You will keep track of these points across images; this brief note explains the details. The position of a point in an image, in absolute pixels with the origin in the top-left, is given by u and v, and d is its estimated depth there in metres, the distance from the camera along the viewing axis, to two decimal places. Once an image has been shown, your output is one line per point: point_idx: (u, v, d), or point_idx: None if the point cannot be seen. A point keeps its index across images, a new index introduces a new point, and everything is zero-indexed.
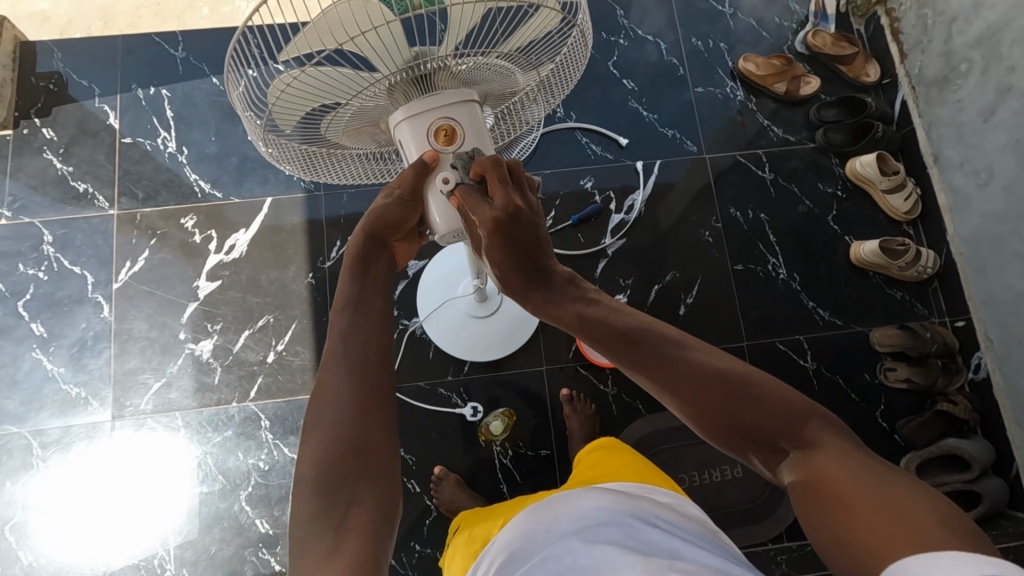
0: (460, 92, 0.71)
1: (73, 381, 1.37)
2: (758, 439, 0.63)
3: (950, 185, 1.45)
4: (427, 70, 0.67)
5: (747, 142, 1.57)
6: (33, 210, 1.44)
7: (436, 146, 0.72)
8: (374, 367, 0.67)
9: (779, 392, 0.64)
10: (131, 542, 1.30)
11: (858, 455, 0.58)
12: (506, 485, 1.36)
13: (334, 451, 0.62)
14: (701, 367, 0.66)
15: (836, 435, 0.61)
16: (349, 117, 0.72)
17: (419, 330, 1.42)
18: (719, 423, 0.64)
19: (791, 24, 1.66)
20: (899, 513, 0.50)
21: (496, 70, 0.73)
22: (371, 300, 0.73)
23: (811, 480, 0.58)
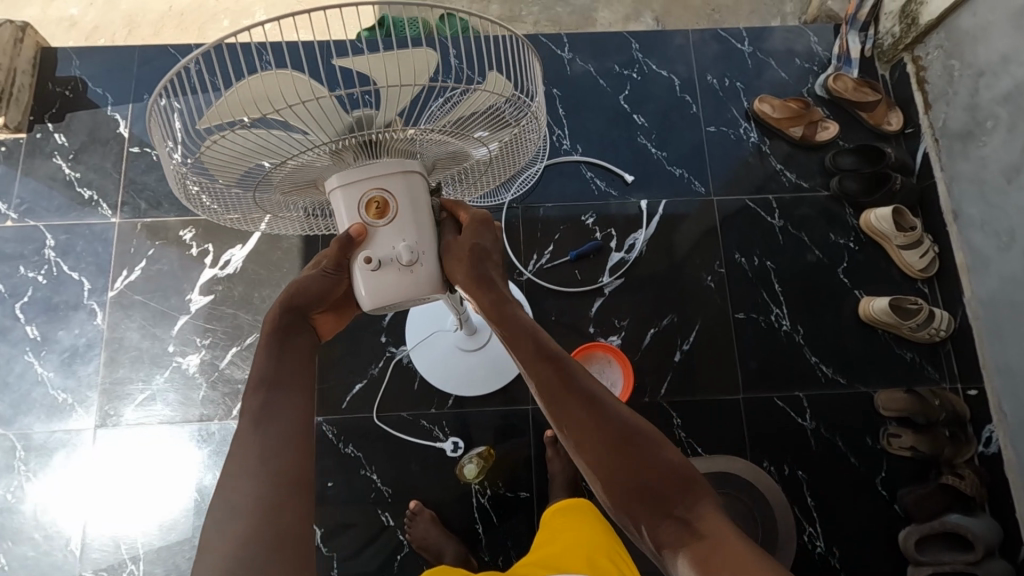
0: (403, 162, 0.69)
1: (61, 386, 1.38)
2: (648, 499, 0.67)
3: (969, 244, 1.38)
4: (371, 139, 0.63)
5: (757, 186, 1.52)
6: (39, 214, 1.47)
7: (364, 218, 0.70)
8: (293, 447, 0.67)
9: (676, 462, 0.69)
10: (103, 553, 1.30)
11: (734, 539, 0.62)
12: (482, 526, 1.32)
13: (250, 532, 0.60)
14: (608, 418, 0.71)
15: (720, 519, 0.65)
16: (285, 176, 0.69)
17: (405, 359, 1.40)
18: (618, 477, 0.69)
19: (812, 67, 1.61)
20: None
21: (444, 142, 0.70)
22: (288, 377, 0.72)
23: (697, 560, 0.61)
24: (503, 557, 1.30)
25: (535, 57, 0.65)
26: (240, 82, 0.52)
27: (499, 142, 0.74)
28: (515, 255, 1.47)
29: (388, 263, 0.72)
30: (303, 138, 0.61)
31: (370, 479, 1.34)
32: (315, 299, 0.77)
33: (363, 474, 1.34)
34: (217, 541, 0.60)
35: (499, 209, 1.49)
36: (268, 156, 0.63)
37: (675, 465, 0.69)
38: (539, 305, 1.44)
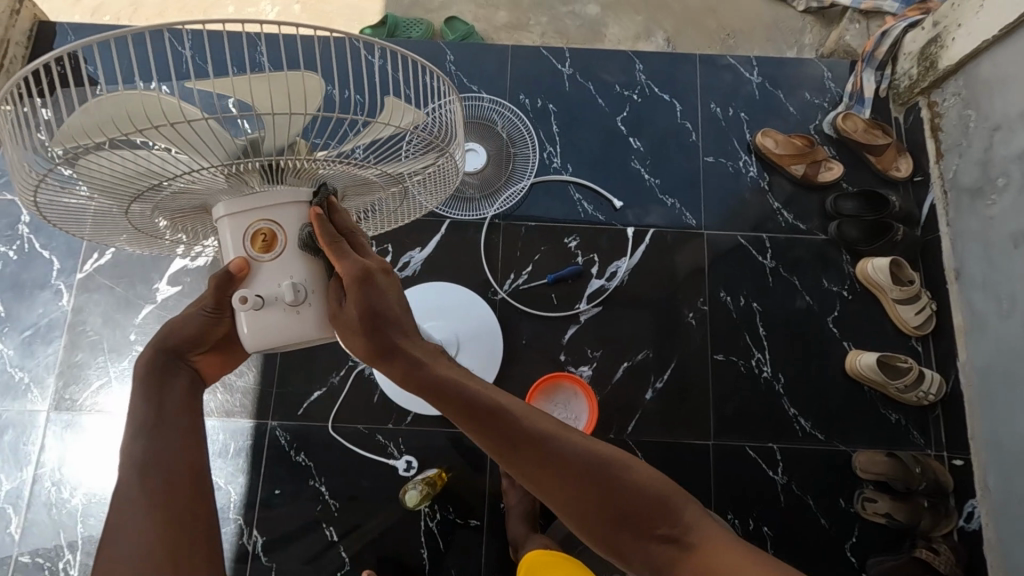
0: (296, 194, 0.62)
1: (20, 365, 1.36)
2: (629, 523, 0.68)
3: (970, 306, 1.31)
4: (268, 165, 0.56)
5: (751, 223, 1.46)
6: (16, 188, 1.45)
7: (249, 253, 0.62)
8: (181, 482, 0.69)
9: (649, 478, 0.69)
10: (40, 540, 1.27)
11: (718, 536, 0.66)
12: (427, 550, 1.27)
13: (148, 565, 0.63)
14: (566, 460, 0.68)
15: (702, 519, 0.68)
16: (167, 199, 0.61)
17: (367, 370, 1.36)
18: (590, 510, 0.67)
19: (822, 103, 1.54)
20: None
21: (349, 177, 0.63)
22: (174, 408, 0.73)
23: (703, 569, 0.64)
24: None
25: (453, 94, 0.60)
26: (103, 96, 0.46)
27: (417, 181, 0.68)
28: (492, 273, 1.42)
29: (271, 301, 0.63)
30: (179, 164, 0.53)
31: (318, 490, 1.30)
32: (186, 342, 0.74)
33: (311, 485, 1.30)
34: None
35: (481, 224, 1.45)
36: (142, 180, 0.56)
37: (645, 485, 0.69)
38: (510, 327, 1.39)
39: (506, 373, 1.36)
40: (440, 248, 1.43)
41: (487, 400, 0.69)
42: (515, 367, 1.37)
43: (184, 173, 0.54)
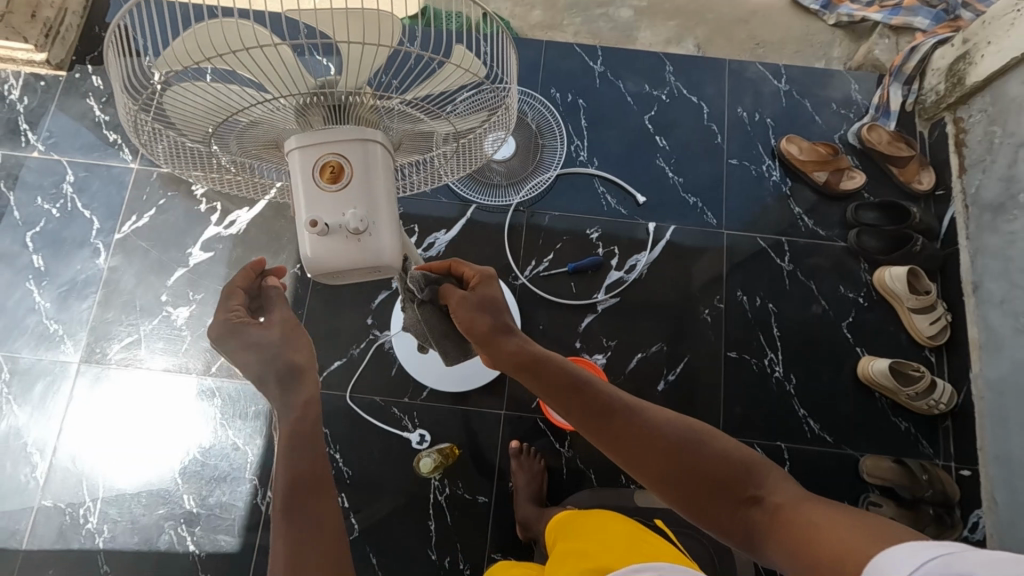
0: (363, 131, 0.61)
1: (55, 318, 1.41)
2: (711, 487, 0.70)
3: (986, 320, 1.31)
4: (340, 101, 0.59)
5: (772, 226, 1.48)
6: (63, 149, 1.51)
7: (317, 183, 0.61)
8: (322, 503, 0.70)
9: (730, 448, 0.72)
10: (63, 486, 1.32)
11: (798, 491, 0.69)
12: (434, 524, 1.30)
13: None
14: (648, 429, 0.74)
15: (784, 483, 0.70)
16: (243, 133, 0.64)
17: (387, 345, 1.40)
18: (674, 475, 0.71)
19: (848, 114, 1.57)
20: (858, 518, 0.60)
21: (408, 123, 0.64)
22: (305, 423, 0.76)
23: (786, 525, 0.65)
24: (450, 558, 1.28)
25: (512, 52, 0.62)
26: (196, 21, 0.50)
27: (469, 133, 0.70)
28: (513, 259, 1.45)
29: (335, 228, 0.61)
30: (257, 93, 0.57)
31: (332, 457, 1.33)
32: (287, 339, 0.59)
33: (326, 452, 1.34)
34: None
35: (506, 211, 1.48)
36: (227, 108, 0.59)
37: (725, 453, 0.72)
38: (528, 312, 1.42)
39: None
40: (465, 231, 1.47)
41: (577, 373, 0.80)
42: None
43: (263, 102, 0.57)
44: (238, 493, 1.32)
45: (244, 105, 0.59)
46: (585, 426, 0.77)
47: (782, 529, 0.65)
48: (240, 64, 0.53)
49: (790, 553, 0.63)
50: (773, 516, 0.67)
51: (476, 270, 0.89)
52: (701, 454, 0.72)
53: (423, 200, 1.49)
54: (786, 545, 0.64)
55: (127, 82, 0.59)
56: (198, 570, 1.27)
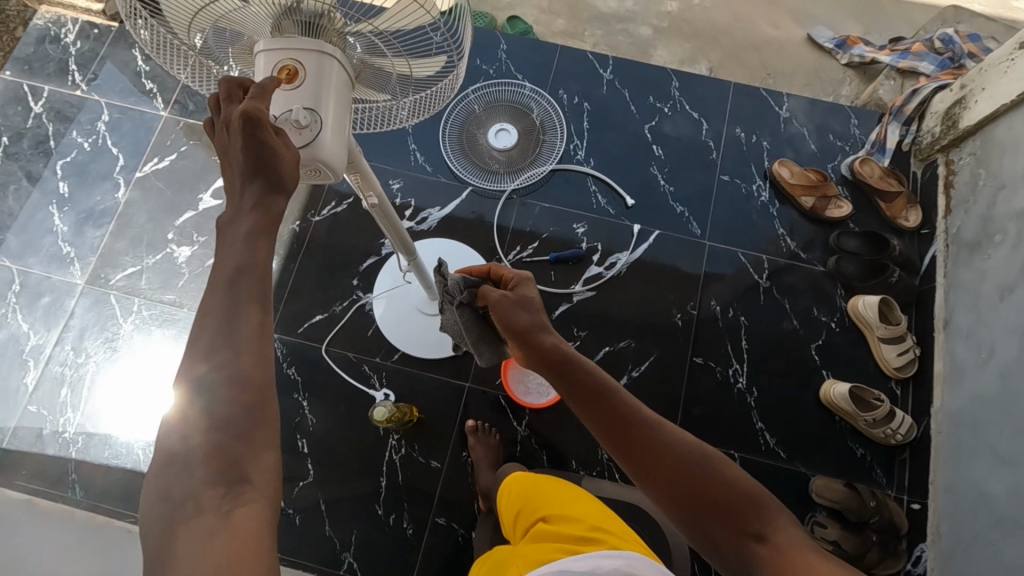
0: (320, 44, 0.62)
1: (69, 241, 1.52)
2: (713, 518, 0.63)
3: (952, 355, 1.32)
4: (307, 12, 0.61)
5: (753, 242, 1.52)
6: (103, 91, 1.64)
7: (275, 84, 0.63)
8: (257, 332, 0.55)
9: (741, 479, 0.65)
10: (51, 397, 1.40)
11: (809, 545, 0.60)
12: (386, 480, 1.34)
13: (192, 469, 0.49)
14: (659, 445, 0.67)
15: (792, 531, 0.62)
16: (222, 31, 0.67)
17: (368, 306, 1.46)
18: (674, 497, 0.64)
19: (844, 147, 1.61)
20: None
21: (367, 52, 0.68)
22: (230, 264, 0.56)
23: (788, 575, 0.57)
24: (395, 515, 1.32)
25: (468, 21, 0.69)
26: None
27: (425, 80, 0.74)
28: (500, 242, 1.52)
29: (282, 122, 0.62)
30: None
31: (300, 403, 1.39)
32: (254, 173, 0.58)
33: (295, 398, 1.40)
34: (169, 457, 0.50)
35: (499, 196, 1.55)
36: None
37: (736, 485, 0.64)
38: None
39: None
40: (458, 210, 1.54)
41: (594, 374, 0.74)
42: None
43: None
44: None
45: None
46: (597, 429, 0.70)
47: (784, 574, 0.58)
48: None
49: None
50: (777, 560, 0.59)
51: (514, 273, 0.90)
52: (709, 478, 0.64)
53: (423, 178, 1.57)
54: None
55: None
56: None
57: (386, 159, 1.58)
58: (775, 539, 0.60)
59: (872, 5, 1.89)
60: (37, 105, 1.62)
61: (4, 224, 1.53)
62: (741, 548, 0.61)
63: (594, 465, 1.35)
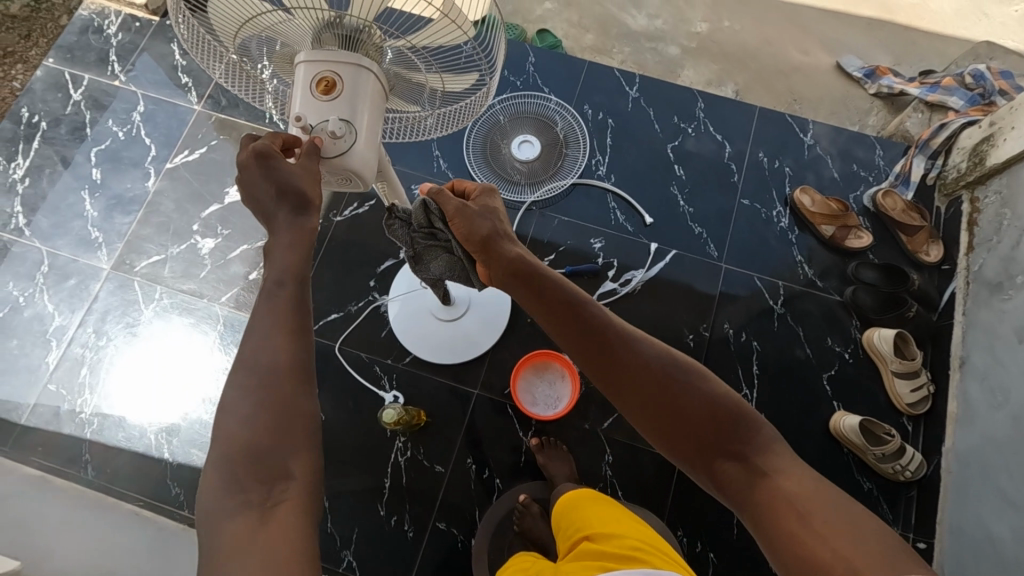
0: (359, 58, 0.65)
1: (98, 226, 1.56)
2: (694, 435, 0.74)
3: (966, 395, 1.31)
4: (348, 27, 0.64)
5: (770, 266, 1.51)
6: (141, 83, 1.68)
7: (313, 95, 0.66)
8: (294, 348, 0.68)
9: (719, 397, 0.75)
10: (71, 376, 1.44)
11: (778, 455, 0.72)
12: (389, 481, 1.36)
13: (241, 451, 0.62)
14: (640, 369, 0.77)
15: (765, 440, 0.73)
16: (265, 42, 0.69)
17: (383, 307, 1.48)
18: (658, 418, 0.76)
19: (867, 178, 1.60)
20: (835, 510, 0.64)
21: (403, 65, 0.71)
22: (273, 291, 0.70)
23: (759, 485, 0.69)
24: (396, 517, 1.33)
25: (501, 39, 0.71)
26: None
27: (456, 95, 0.77)
28: None
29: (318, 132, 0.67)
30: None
31: None
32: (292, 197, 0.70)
33: None
34: (220, 441, 0.62)
35: (519, 207, 1.57)
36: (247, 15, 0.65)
37: (713, 400, 0.74)
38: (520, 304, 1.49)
39: (504, 343, 1.45)
40: None
41: (577, 304, 0.82)
42: (514, 341, 1.46)
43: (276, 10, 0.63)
44: None
45: (263, 13, 0.64)
46: (592, 367, 0.80)
47: (763, 487, 0.69)
48: None
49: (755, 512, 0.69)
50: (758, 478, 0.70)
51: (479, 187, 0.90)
52: (686, 399, 0.74)
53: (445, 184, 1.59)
54: (759, 503, 0.69)
55: None
56: (167, 477, 1.36)
57: (410, 164, 1.60)
58: (749, 454, 0.72)
59: (904, 36, 1.89)
60: (76, 92, 1.67)
61: (37, 206, 1.57)
62: (716, 458, 0.73)
63: (597, 481, 1.36)
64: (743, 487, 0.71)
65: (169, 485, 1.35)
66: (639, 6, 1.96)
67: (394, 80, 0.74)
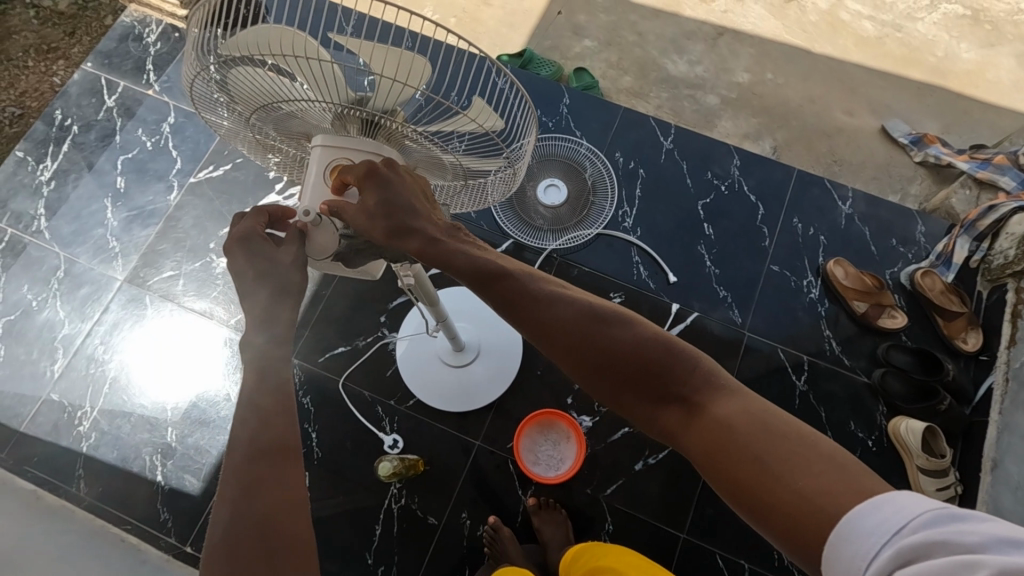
0: (379, 146, 0.70)
1: (117, 236, 1.55)
2: (637, 389, 0.64)
3: (996, 501, 1.23)
4: (371, 120, 0.67)
5: (794, 338, 1.45)
6: (173, 95, 1.68)
7: (330, 184, 0.70)
8: (274, 521, 0.58)
9: (645, 339, 0.65)
10: (73, 388, 1.43)
11: (724, 394, 0.61)
12: (380, 528, 1.31)
13: (244, 530, 0.57)
14: (563, 327, 0.66)
15: (706, 378, 0.62)
16: (289, 118, 0.73)
17: (391, 345, 1.45)
18: (592, 380, 0.65)
19: (906, 254, 1.53)
20: (792, 442, 0.55)
21: (425, 153, 0.74)
22: (238, 451, 0.62)
23: (710, 434, 0.59)
24: (383, 567, 1.29)
25: (532, 121, 0.71)
26: (253, 28, 0.57)
27: (475, 178, 0.80)
28: None
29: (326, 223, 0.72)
30: (302, 90, 0.64)
31: (308, 434, 1.38)
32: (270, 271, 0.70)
33: (304, 428, 1.39)
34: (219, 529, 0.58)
35: (539, 252, 1.52)
36: (273, 100, 0.68)
37: (640, 343, 0.64)
38: (530, 355, 1.44)
39: (511, 394, 1.41)
40: None
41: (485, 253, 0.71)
42: (522, 393, 1.41)
43: (303, 100, 0.66)
44: (215, 442, 1.38)
45: (288, 97, 0.67)
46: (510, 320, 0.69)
47: (703, 426, 0.60)
48: (287, 65, 0.60)
49: (716, 469, 0.58)
50: (699, 420, 0.60)
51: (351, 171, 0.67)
52: (614, 352, 0.64)
53: (466, 223, 1.55)
54: (701, 449, 0.59)
55: (198, 72, 0.66)
56: (157, 500, 1.33)
57: None
58: (694, 401, 0.61)
59: (956, 105, 1.81)
60: (110, 99, 1.68)
61: (59, 210, 1.58)
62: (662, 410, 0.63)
63: None
64: (694, 439, 0.60)
65: (158, 509, 1.33)
66: (681, 51, 1.92)
67: (416, 159, 0.76)
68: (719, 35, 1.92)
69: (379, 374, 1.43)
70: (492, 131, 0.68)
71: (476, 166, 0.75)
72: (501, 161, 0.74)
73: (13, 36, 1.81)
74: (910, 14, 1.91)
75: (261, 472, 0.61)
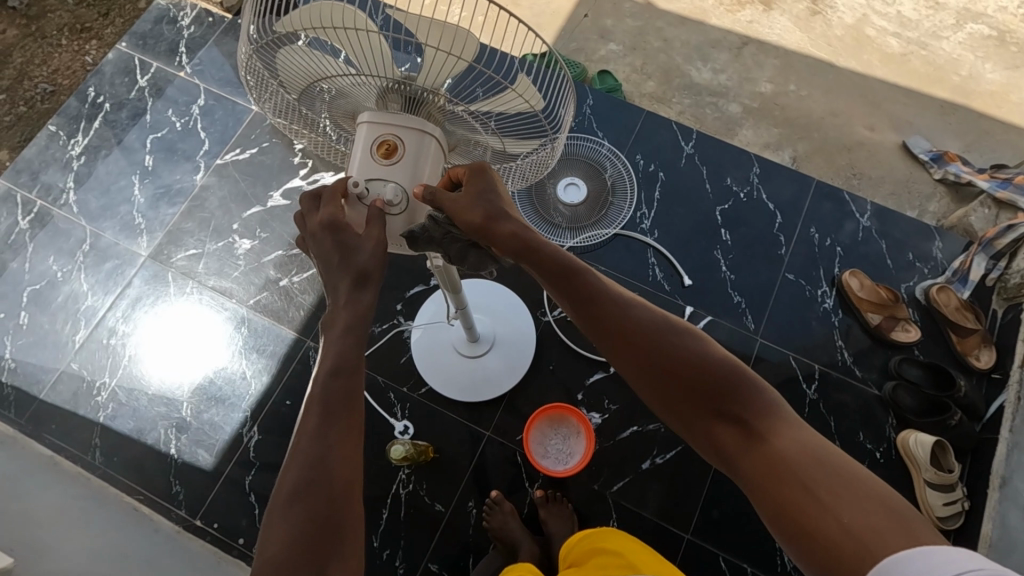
0: (422, 123, 0.72)
1: (143, 213, 1.58)
2: (698, 402, 0.69)
3: (1004, 517, 1.23)
4: (416, 95, 0.69)
5: (807, 347, 1.45)
6: (203, 78, 1.72)
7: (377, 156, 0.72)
8: (338, 481, 0.62)
9: (716, 359, 0.69)
10: (93, 359, 1.45)
11: (785, 425, 0.66)
12: (387, 513, 1.33)
13: (312, 487, 0.61)
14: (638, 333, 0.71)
15: (767, 406, 0.67)
16: (334, 100, 0.75)
17: (406, 333, 1.47)
18: (659, 387, 0.71)
19: (923, 269, 1.53)
20: (845, 477, 0.59)
21: (467, 130, 0.76)
22: (314, 414, 0.65)
23: (767, 460, 0.63)
24: (389, 551, 1.30)
25: (571, 97, 0.73)
26: (310, 5, 0.60)
27: (513, 158, 0.82)
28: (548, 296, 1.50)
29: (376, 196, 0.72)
30: (351, 67, 0.67)
31: None
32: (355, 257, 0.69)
33: None
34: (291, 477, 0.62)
35: None
36: (322, 80, 0.70)
37: (711, 361, 0.69)
38: (543, 349, 1.46)
39: (523, 387, 1.42)
40: None
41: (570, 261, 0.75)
42: (533, 386, 1.43)
43: (352, 77, 0.68)
44: (229, 419, 1.40)
45: (337, 75, 0.69)
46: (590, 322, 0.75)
47: (759, 450, 0.64)
48: (340, 40, 0.63)
49: (765, 489, 0.62)
50: (761, 447, 0.64)
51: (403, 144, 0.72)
52: (684, 363, 0.69)
53: None
54: (758, 472, 0.63)
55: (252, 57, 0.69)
56: (170, 473, 1.35)
57: None
58: (751, 425, 0.66)
59: (978, 124, 1.82)
60: (143, 79, 1.71)
61: (87, 185, 1.61)
62: (718, 425, 0.68)
63: None
64: (749, 460, 0.65)
65: (171, 481, 1.35)
66: (705, 58, 1.93)
67: (456, 138, 0.79)
68: (743, 44, 1.94)
69: (392, 360, 1.45)
70: (534, 105, 0.70)
71: (516, 144, 0.78)
72: (540, 138, 0.76)
73: (50, 15, 1.85)
74: (935, 33, 1.92)
75: (334, 439, 0.64)
